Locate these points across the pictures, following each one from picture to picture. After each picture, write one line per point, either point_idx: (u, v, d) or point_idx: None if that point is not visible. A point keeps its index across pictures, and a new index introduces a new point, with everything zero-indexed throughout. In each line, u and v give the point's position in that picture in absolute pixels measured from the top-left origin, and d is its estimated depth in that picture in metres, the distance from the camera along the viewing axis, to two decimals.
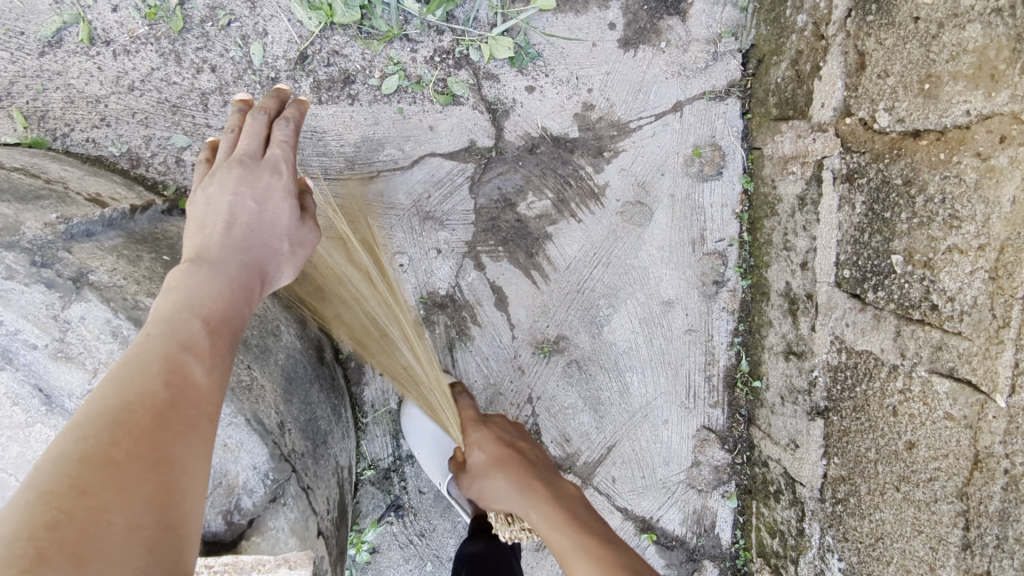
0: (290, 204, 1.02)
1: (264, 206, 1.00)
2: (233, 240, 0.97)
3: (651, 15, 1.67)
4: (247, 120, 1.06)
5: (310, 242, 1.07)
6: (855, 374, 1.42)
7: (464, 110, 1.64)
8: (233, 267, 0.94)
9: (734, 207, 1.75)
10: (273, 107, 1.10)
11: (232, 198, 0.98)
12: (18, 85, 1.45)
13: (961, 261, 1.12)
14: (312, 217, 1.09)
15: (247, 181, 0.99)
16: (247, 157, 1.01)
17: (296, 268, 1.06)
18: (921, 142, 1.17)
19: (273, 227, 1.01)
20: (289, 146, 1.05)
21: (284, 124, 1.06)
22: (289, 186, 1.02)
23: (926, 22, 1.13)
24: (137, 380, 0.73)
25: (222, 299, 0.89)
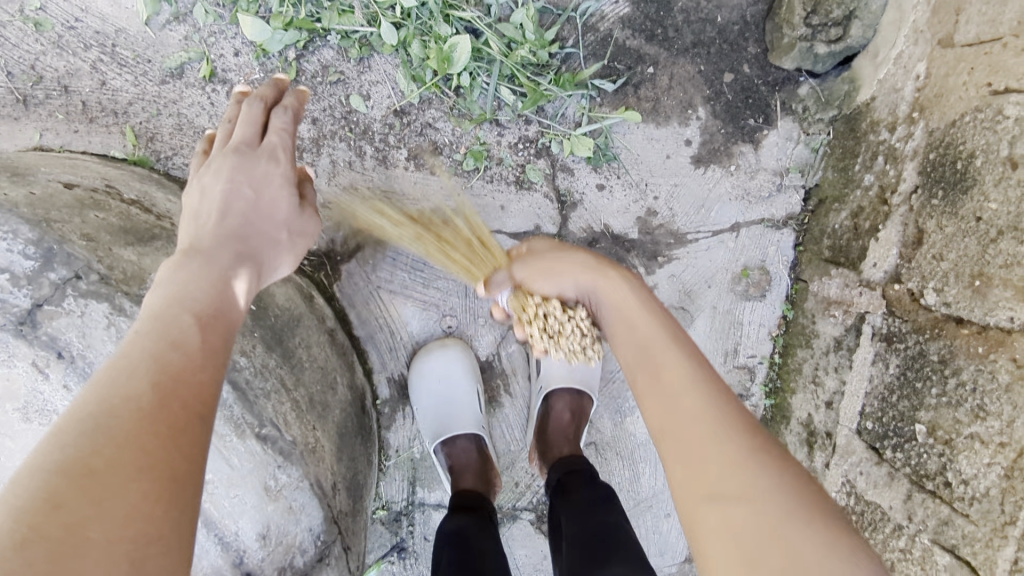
0: (288, 191, 1.11)
1: (262, 193, 1.07)
2: (229, 223, 1.02)
3: (726, 139, 1.75)
4: (242, 109, 1.15)
5: (309, 231, 1.15)
6: (860, 521, 1.50)
7: (536, 198, 1.75)
8: (229, 251, 0.98)
9: (771, 328, 1.84)
10: (271, 96, 1.18)
11: (227, 184, 1.05)
12: (135, 107, 1.58)
13: (981, 451, 1.20)
14: (310, 205, 1.17)
15: (246, 167, 1.07)
16: (245, 145, 1.09)
17: (294, 259, 1.14)
18: (961, 330, 1.27)
19: (270, 214, 1.08)
20: (286, 133, 1.14)
21: (282, 113, 1.15)
22: (286, 173, 1.11)
23: (987, 224, 1.22)
24: (122, 383, 0.71)
25: (212, 288, 0.90)
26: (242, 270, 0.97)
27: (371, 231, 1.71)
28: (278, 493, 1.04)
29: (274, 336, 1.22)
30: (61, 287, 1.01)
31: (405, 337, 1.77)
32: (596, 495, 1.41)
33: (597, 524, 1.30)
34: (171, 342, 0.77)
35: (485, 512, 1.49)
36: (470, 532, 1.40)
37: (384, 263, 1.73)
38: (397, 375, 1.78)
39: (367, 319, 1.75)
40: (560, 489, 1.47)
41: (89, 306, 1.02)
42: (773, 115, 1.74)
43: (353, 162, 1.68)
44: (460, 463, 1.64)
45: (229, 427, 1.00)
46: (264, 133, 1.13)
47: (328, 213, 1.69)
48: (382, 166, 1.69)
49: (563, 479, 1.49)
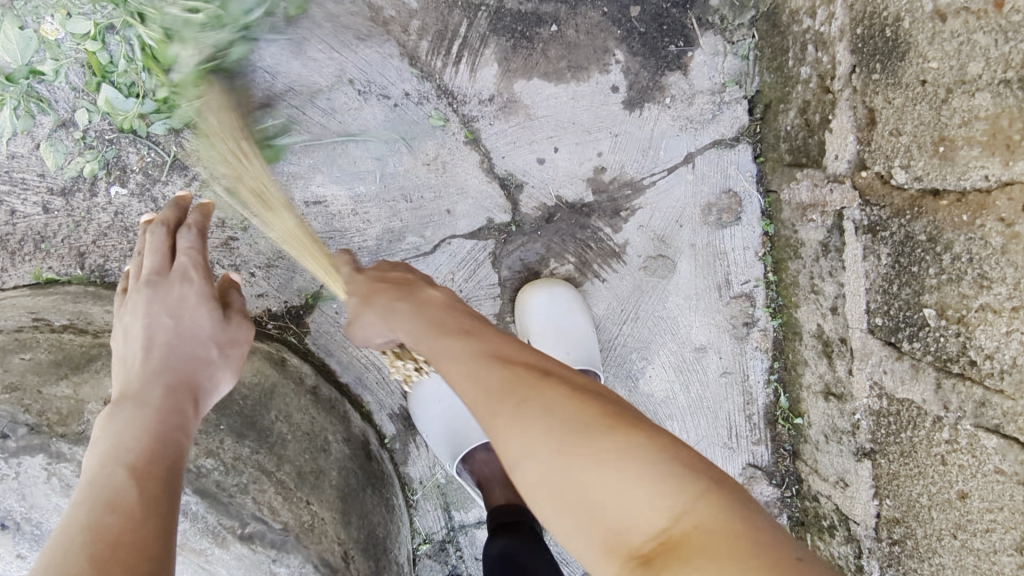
0: (206, 307, 1.07)
1: (180, 319, 1.04)
2: (153, 359, 1.00)
3: (653, 73, 1.67)
4: (148, 239, 1.11)
5: (241, 337, 1.11)
6: (898, 421, 1.41)
7: (480, 191, 1.68)
8: (157, 388, 0.97)
9: (757, 249, 1.77)
10: (174, 217, 1.13)
11: (145, 321, 1.03)
12: (52, 226, 1.52)
13: (996, 321, 1.11)
14: (237, 312, 1.13)
15: (158, 299, 1.04)
16: (154, 276, 1.06)
17: (234, 370, 1.10)
18: (941, 202, 1.17)
19: (193, 336, 1.05)
20: (196, 250, 1.10)
21: (186, 232, 1.11)
22: (202, 291, 1.07)
23: (934, 86, 1.13)
24: (61, 568, 0.73)
25: (145, 432, 0.91)
26: (169, 406, 0.96)
27: (325, 276, 1.64)
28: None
29: (245, 420, 1.17)
30: None
31: None
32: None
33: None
34: (107, 504, 0.80)
35: (527, 527, 1.44)
36: (519, 553, 1.34)
37: None
38: (397, 409, 1.73)
39: (349, 363, 1.69)
40: None
41: (24, 463, 0.99)
42: (692, 35, 1.66)
43: None
44: (485, 477, 1.58)
45: (207, 540, 1.00)
46: (173, 258, 1.10)
47: (277, 271, 1.62)
48: (317, 208, 1.62)
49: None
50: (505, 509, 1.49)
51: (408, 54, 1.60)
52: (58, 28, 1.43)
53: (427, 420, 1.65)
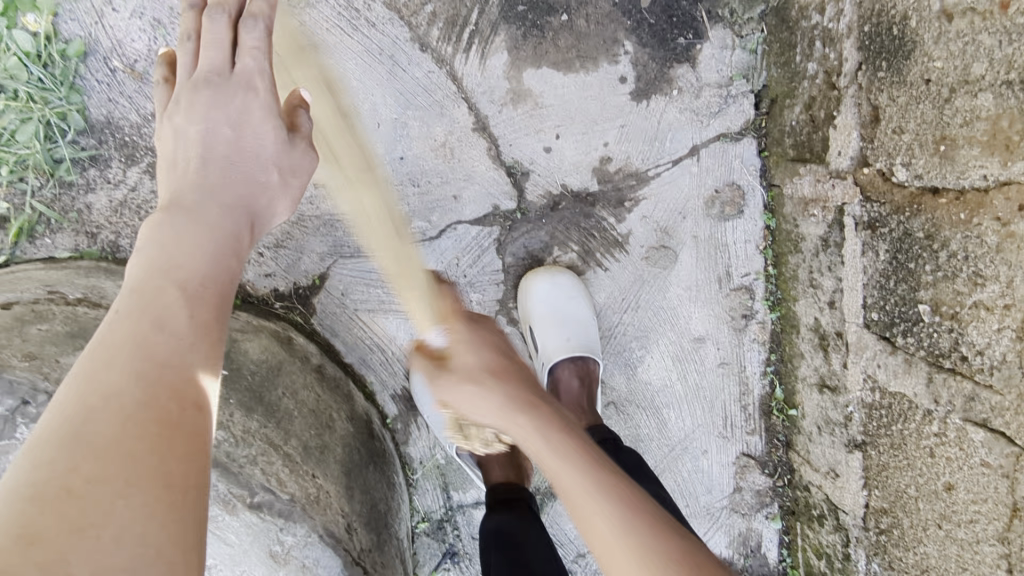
0: (271, 124, 1.09)
1: (240, 131, 1.07)
2: (209, 173, 1.04)
3: (661, 65, 1.69)
4: (206, 24, 1.08)
5: (303, 166, 1.14)
6: (890, 414, 1.45)
7: (486, 178, 1.70)
8: (213, 212, 0.99)
9: (758, 242, 1.80)
10: (232, 3, 1.09)
11: (204, 126, 1.05)
12: (64, 201, 1.54)
13: (987, 318, 1.14)
14: (302, 134, 1.15)
15: (220, 103, 1.06)
16: (215, 75, 1.06)
17: (291, 201, 1.14)
18: (940, 200, 1.19)
19: (256, 156, 1.08)
20: (259, 51, 1.08)
21: (251, 25, 1.07)
22: (266, 103, 1.08)
23: (937, 85, 1.14)
24: (106, 379, 0.75)
25: (197, 256, 0.92)
26: (223, 233, 0.98)
27: (332, 257, 1.67)
28: (286, 555, 1.06)
29: (252, 395, 1.21)
30: (10, 418, 1.01)
31: (397, 351, 1.75)
32: (623, 466, 1.43)
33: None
34: (154, 322, 0.81)
35: (523, 504, 1.48)
36: (512, 529, 1.39)
37: (354, 285, 1.69)
38: (400, 390, 1.77)
39: (354, 344, 1.72)
40: None
41: None
42: (702, 28, 1.68)
43: None
44: (487, 456, 1.62)
45: (218, 507, 1.04)
46: (236, 54, 1.08)
47: (286, 252, 1.65)
48: (325, 190, 1.64)
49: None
50: (501, 484, 1.54)
51: (419, 40, 1.62)
52: None
53: (429, 399, 1.69)
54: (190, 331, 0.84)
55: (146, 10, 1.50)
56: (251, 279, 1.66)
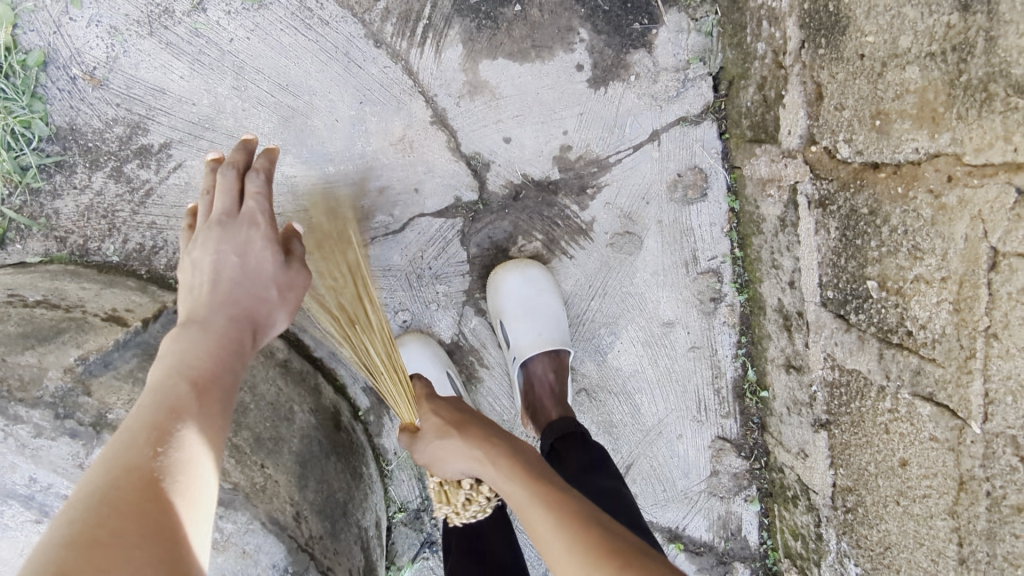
0: (272, 251, 1.12)
1: (245, 258, 1.09)
2: (221, 289, 1.06)
3: (617, 51, 1.70)
4: (217, 179, 1.15)
5: (300, 283, 1.16)
6: (849, 391, 1.44)
7: (447, 170, 1.71)
8: (220, 318, 1.02)
9: (723, 225, 1.79)
10: (241, 160, 1.17)
11: (212, 256, 1.07)
12: (31, 208, 1.59)
13: (928, 291, 1.13)
14: (298, 260, 1.18)
15: (227, 237, 1.09)
16: (224, 215, 1.11)
17: (290, 311, 1.15)
18: (880, 175, 1.19)
19: (257, 276, 1.09)
20: (263, 197, 1.14)
21: (255, 176, 1.15)
22: (268, 234, 1.12)
23: (870, 60, 1.14)
24: (127, 456, 0.79)
25: (209, 356, 0.95)
26: (230, 336, 1.00)
27: None
28: (225, 542, 1.11)
29: None
30: None
31: None
32: (590, 458, 1.43)
33: (596, 492, 1.34)
34: (172, 409, 0.86)
35: None
36: (477, 516, 1.42)
37: None
38: (370, 383, 1.79)
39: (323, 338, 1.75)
40: (553, 457, 1.48)
41: None
42: (657, 12, 1.68)
43: None
44: None
45: None
46: (241, 201, 1.14)
47: None
48: (287, 187, 1.66)
49: (558, 444, 1.49)
50: None
51: (373, 36, 1.63)
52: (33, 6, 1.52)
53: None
54: (199, 424, 0.87)
55: (102, 18, 1.55)
56: None
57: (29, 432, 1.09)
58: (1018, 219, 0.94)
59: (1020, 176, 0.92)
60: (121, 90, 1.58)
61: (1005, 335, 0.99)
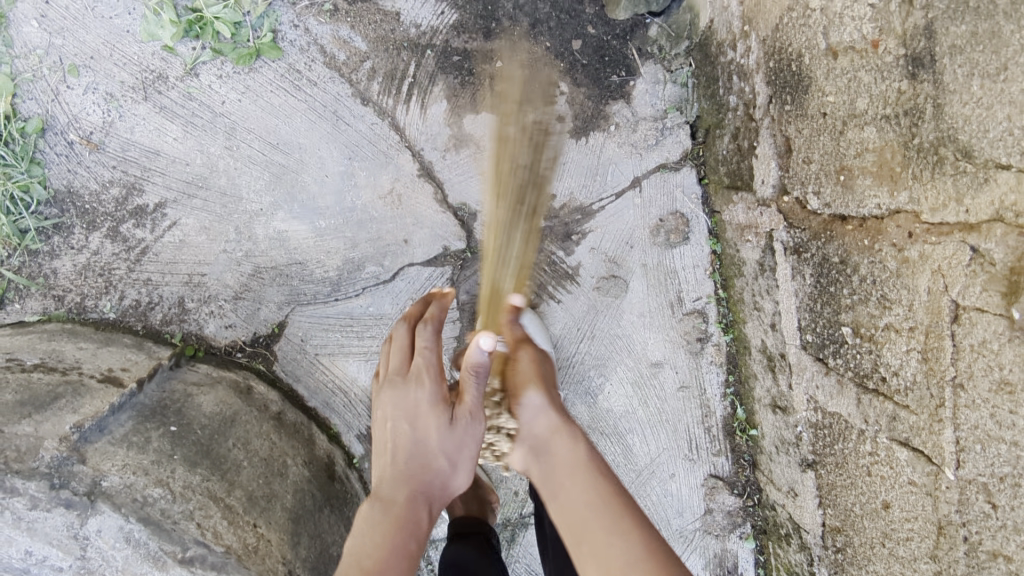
0: (440, 414, 1.08)
1: (415, 426, 1.07)
2: (397, 465, 1.07)
3: (597, 103, 1.76)
4: (393, 335, 1.17)
5: (472, 440, 1.09)
6: (832, 433, 1.46)
7: (435, 221, 1.76)
8: (401, 495, 1.04)
9: (706, 266, 1.84)
10: (415, 314, 1.20)
11: (389, 422, 1.09)
12: (29, 269, 1.63)
13: (898, 340, 1.16)
14: (467, 417, 1.10)
15: (400, 404, 1.09)
16: (396, 376, 1.11)
17: (470, 469, 1.11)
18: (847, 227, 1.23)
19: (428, 447, 1.07)
20: (432, 350, 1.12)
21: (425, 330, 1.13)
22: (433, 394, 1.08)
23: (832, 118, 1.19)
24: None
25: (383, 550, 0.97)
26: (408, 519, 1.02)
27: (289, 306, 1.73)
28: None
29: (199, 450, 1.31)
30: None
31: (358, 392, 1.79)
32: None
33: None
34: None
35: (483, 540, 1.50)
36: (469, 562, 1.42)
37: (312, 331, 1.75)
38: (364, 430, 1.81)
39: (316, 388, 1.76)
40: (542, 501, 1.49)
41: None
42: (634, 65, 1.74)
43: (249, 248, 1.70)
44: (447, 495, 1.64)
45: (149, 564, 1.11)
46: (411, 355, 1.14)
47: (244, 302, 1.71)
48: (279, 241, 1.70)
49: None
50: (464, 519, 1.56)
51: (360, 94, 1.69)
52: (32, 77, 1.58)
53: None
54: None
55: (99, 85, 1.61)
56: (212, 331, 1.71)
57: (24, 504, 1.10)
58: (973, 275, 0.97)
59: (972, 236, 0.95)
60: (116, 152, 1.63)
61: (970, 385, 1.02)
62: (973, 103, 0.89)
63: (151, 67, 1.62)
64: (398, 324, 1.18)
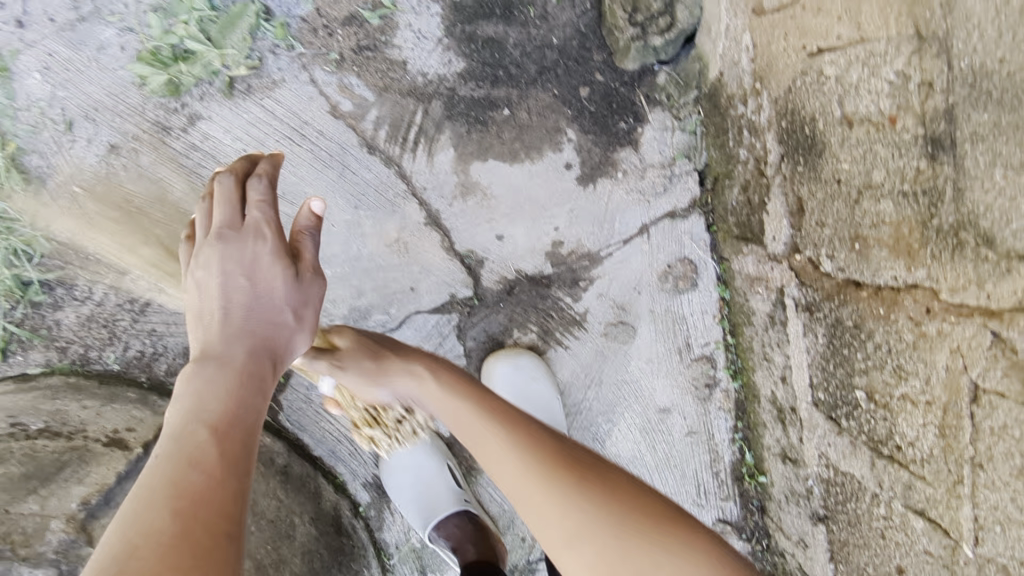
0: (282, 267, 1.11)
1: (255, 280, 1.09)
2: (234, 322, 1.07)
3: (604, 150, 1.74)
4: (215, 188, 1.16)
5: (314, 297, 1.15)
6: (844, 491, 1.45)
7: (442, 268, 1.75)
8: (240, 351, 1.04)
9: (714, 312, 1.82)
10: (241, 168, 1.19)
11: (220, 279, 1.09)
12: (32, 321, 1.61)
13: (914, 411, 1.15)
14: (310, 267, 1.16)
15: (232, 255, 1.10)
16: (226, 231, 1.11)
17: (311, 333, 1.15)
18: (862, 293, 1.22)
19: (269, 302, 1.10)
20: (265, 204, 1.14)
21: (257, 182, 1.15)
22: (274, 248, 1.11)
23: (846, 185, 1.18)
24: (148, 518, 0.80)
25: (225, 398, 0.98)
26: (253, 372, 1.03)
27: None
28: None
29: None
30: None
31: None
32: None
33: None
34: (190, 463, 0.87)
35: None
36: None
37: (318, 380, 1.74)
38: (370, 478, 1.78)
39: (322, 436, 1.75)
40: None
41: None
42: (641, 111, 1.73)
43: None
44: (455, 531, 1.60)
45: None
46: (242, 209, 1.14)
47: None
48: None
49: None
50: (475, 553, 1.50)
51: (366, 143, 1.68)
52: (27, 127, 1.54)
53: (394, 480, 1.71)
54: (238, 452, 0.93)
55: (101, 136, 1.58)
56: None
57: None
58: (994, 359, 0.96)
59: (992, 321, 0.94)
60: (120, 204, 1.61)
61: (989, 466, 1.01)
62: (995, 191, 0.88)
63: (155, 117, 1.59)
64: (216, 174, 1.17)
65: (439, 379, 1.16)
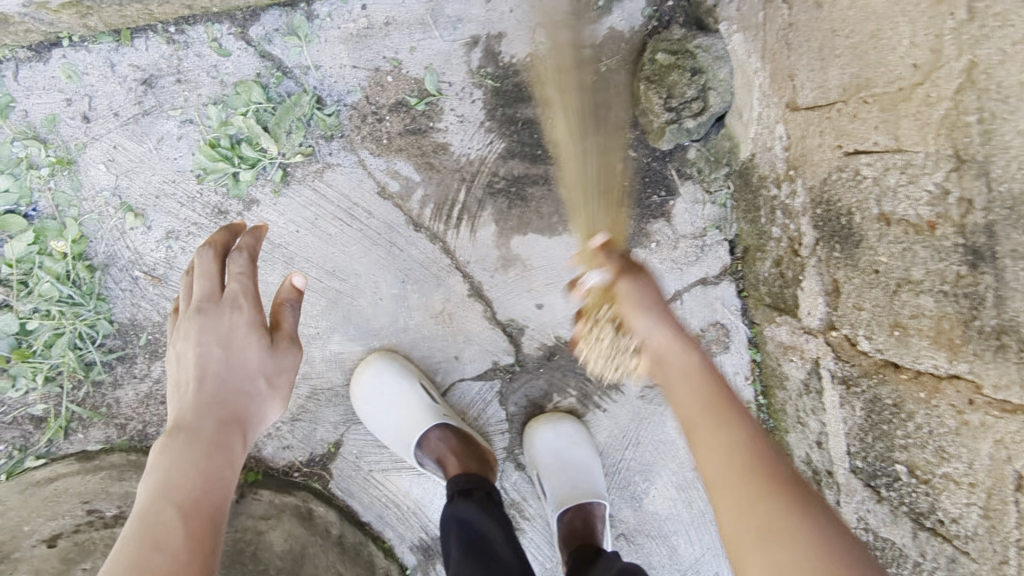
0: (255, 336, 1.24)
1: (229, 351, 1.21)
2: (206, 390, 1.18)
3: (638, 221, 1.82)
4: (197, 261, 1.29)
5: (286, 367, 1.28)
6: (884, 556, 1.50)
7: (484, 338, 1.81)
8: (209, 424, 1.15)
9: (747, 373, 1.89)
10: (223, 241, 1.31)
11: (197, 349, 1.20)
12: (93, 399, 1.67)
13: (957, 490, 1.21)
14: (283, 337, 1.29)
15: (211, 328, 1.22)
16: (205, 303, 1.24)
17: (280, 397, 1.28)
18: (902, 375, 1.29)
19: (242, 368, 1.22)
20: (244, 277, 1.27)
21: (238, 258, 1.28)
22: (249, 318, 1.24)
23: (885, 276, 1.25)
24: None
25: (190, 468, 1.08)
26: (221, 443, 1.14)
27: (345, 425, 1.78)
28: None
29: None
30: None
31: (410, 506, 1.81)
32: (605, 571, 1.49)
33: None
34: (155, 539, 0.95)
35: None
36: None
37: (366, 448, 1.80)
38: (417, 542, 1.83)
39: (370, 503, 1.81)
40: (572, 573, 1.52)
41: None
42: (673, 184, 1.80)
43: (308, 371, 1.76)
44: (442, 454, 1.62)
45: None
46: (219, 282, 1.27)
47: (301, 424, 1.77)
48: (335, 362, 1.78)
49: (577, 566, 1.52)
50: None
51: (413, 221, 1.75)
52: (94, 217, 1.63)
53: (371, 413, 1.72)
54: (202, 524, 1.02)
55: (161, 223, 1.66)
56: (271, 453, 1.78)
57: None
58: None
59: None
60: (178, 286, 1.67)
61: None
62: None
63: (211, 203, 1.67)
64: (201, 249, 1.30)
65: (663, 369, 1.10)
